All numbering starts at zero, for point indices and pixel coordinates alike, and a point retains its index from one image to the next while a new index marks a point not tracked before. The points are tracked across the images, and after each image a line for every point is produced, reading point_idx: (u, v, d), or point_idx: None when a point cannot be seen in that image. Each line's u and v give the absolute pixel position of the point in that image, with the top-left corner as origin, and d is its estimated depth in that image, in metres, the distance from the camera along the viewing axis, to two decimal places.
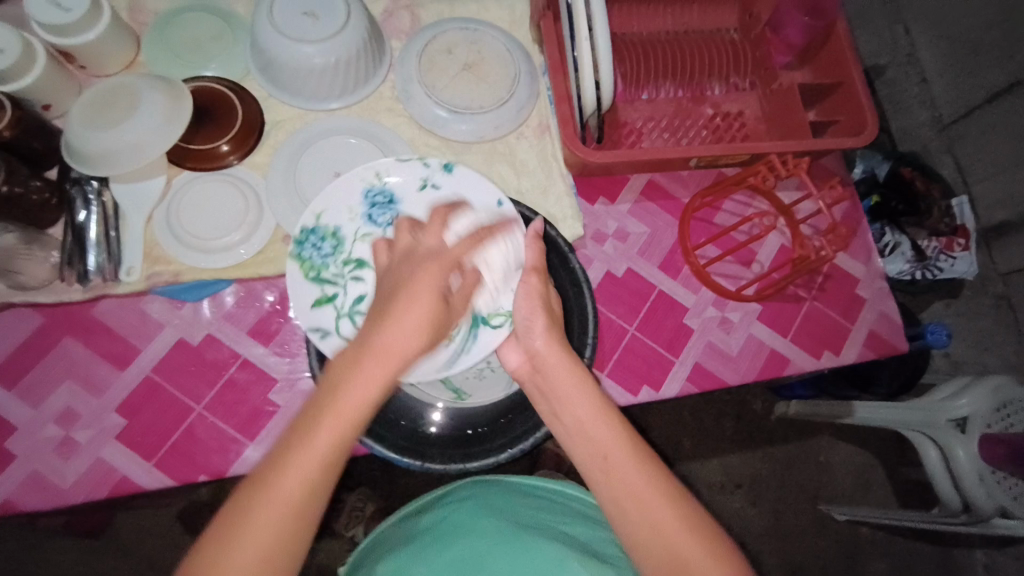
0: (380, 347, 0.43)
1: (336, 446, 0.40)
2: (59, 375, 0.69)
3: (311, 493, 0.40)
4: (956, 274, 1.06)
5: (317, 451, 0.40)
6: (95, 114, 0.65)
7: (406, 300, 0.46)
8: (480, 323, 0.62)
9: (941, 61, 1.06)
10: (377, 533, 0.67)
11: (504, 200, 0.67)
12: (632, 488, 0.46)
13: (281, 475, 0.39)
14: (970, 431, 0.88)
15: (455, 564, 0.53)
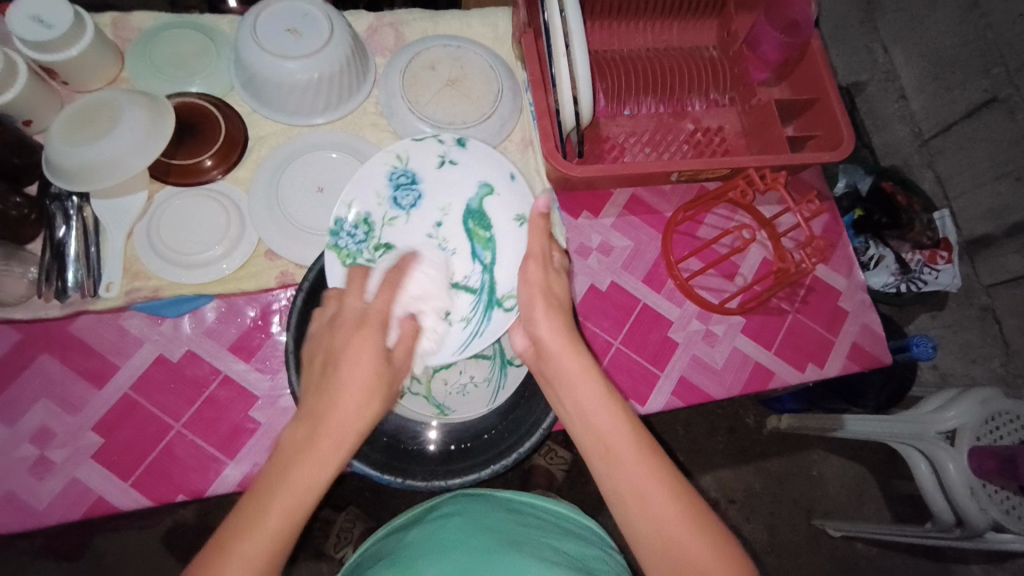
0: (342, 402, 0.45)
1: (304, 500, 0.41)
2: (35, 393, 0.68)
3: (281, 542, 0.40)
4: (940, 286, 1.07)
5: (294, 494, 0.41)
6: (74, 130, 0.65)
7: (351, 353, 0.47)
8: (495, 305, 0.69)
9: (918, 78, 1.08)
10: (362, 551, 0.65)
11: (511, 176, 0.72)
12: (632, 474, 0.45)
13: (260, 517, 0.40)
14: (958, 443, 0.89)
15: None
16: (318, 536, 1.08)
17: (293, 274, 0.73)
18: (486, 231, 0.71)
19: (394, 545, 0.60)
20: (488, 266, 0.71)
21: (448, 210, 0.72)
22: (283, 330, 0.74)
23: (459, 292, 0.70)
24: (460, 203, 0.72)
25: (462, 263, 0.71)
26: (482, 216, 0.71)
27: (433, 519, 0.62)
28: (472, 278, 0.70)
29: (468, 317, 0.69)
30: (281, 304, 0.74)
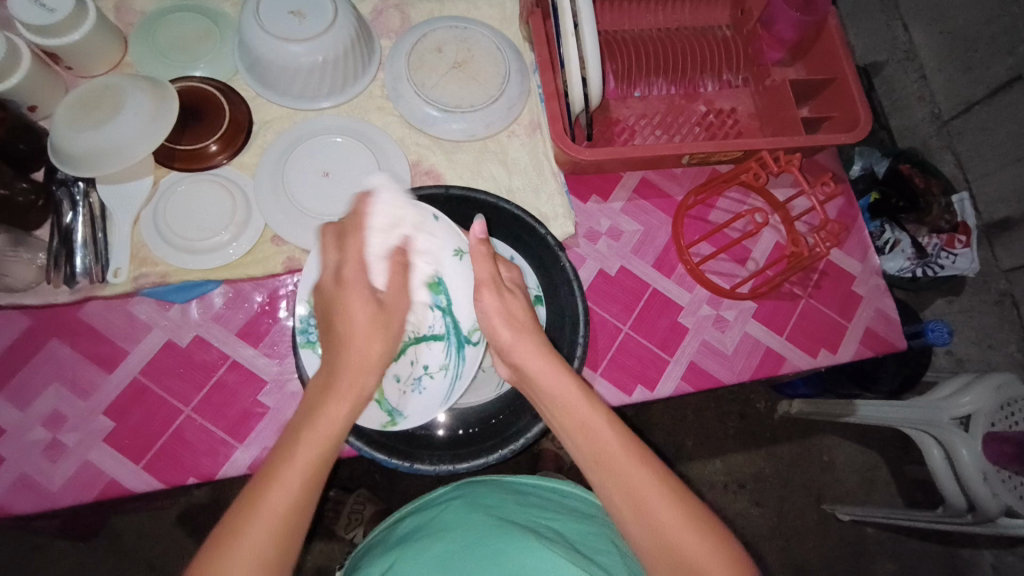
0: (351, 350, 0.48)
1: (324, 443, 0.43)
2: (47, 378, 0.68)
3: (309, 480, 0.42)
4: (958, 271, 1.05)
5: (300, 461, 0.42)
6: (79, 115, 0.65)
7: (351, 303, 0.48)
8: (463, 342, 0.62)
9: (939, 57, 1.05)
10: (371, 538, 0.67)
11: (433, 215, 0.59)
12: (633, 487, 0.45)
13: (269, 485, 0.41)
14: (972, 430, 0.87)
15: (439, 559, 0.53)
16: (328, 518, 1.09)
17: (299, 260, 0.73)
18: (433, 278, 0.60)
19: (399, 532, 0.62)
20: (446, 308, 0.61)
21: None
22: (291, 315, 0.74)
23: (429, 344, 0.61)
24: None
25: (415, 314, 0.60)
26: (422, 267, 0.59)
27: (436, 503, 0.64)
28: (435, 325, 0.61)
29: (445, 364, 0.61)
30: (288, 290, 0.74)
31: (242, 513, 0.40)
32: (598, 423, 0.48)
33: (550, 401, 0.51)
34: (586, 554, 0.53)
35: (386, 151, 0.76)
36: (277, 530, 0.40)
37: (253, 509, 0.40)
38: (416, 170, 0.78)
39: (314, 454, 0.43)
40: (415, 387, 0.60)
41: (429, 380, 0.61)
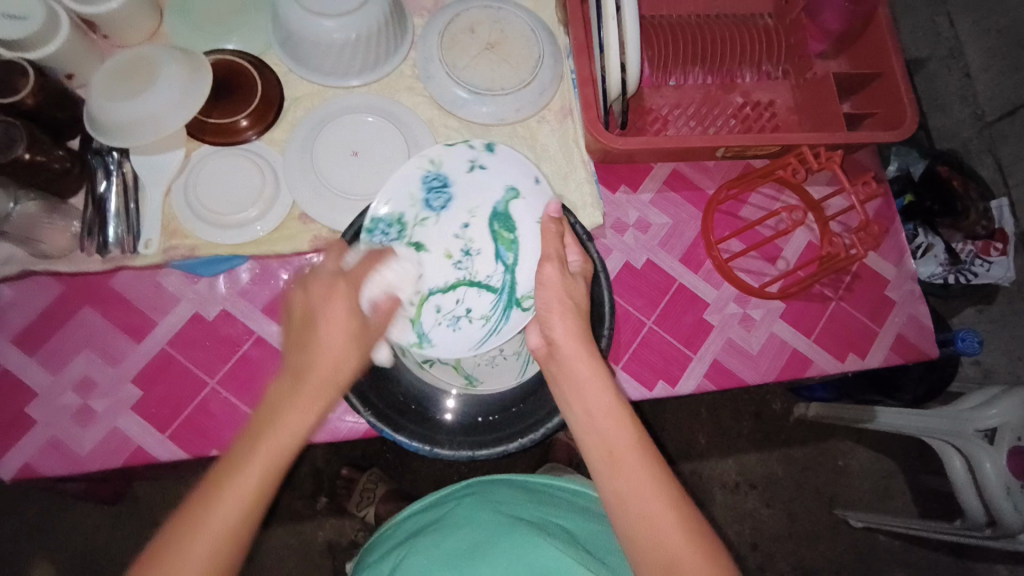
0: (324, 364, 0.47)
1: (281, 452, 0.44)
2: (77, 345, 0.70)
3: (258, 488, 0.42)
4: (990, 279, 1.01)
5: (250, 477, 0.42)
6: (113, 85, 0.65)
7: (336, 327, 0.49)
8: (514, 305, 0.67)
9: (987, 55, 1.00)
10: (383, 529, 0.68)
11: (536, 180, 0.69)
12: (636, 487, 0.45)
13: (217, 502, 0.41)
14: (998, 443, 0.85)
15: (450, 556, 0.54)
16: (341, 494, 1.11)
17: (326, 239, 0.73)
18: (510, 234, 0.69)
19: (411, 528, 0.62)
20: (511, 266, 0.69)
21: (473, 212, 0.69)
22: None
23: (481, 291, 0.68)
24: (486, 206, 0.69)
25: (484, 262, 0.69)
26: (506, 219, 0.69)
27: (449, 498, 0.64)
28: (493, 277, 0.68)
29: (487, 315, 0.68)
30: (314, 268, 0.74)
31: (196, 513, 0.41)
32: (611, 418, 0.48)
33: (571, 390, 0.51)
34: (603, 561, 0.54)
35: (416, 133, 0.75)
36: (226, 543, 0.41)
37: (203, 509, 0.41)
38: None
39: (265, 465, 0.43)
40: (450, 322, 0.67)
41: (467, 323, 0.68)
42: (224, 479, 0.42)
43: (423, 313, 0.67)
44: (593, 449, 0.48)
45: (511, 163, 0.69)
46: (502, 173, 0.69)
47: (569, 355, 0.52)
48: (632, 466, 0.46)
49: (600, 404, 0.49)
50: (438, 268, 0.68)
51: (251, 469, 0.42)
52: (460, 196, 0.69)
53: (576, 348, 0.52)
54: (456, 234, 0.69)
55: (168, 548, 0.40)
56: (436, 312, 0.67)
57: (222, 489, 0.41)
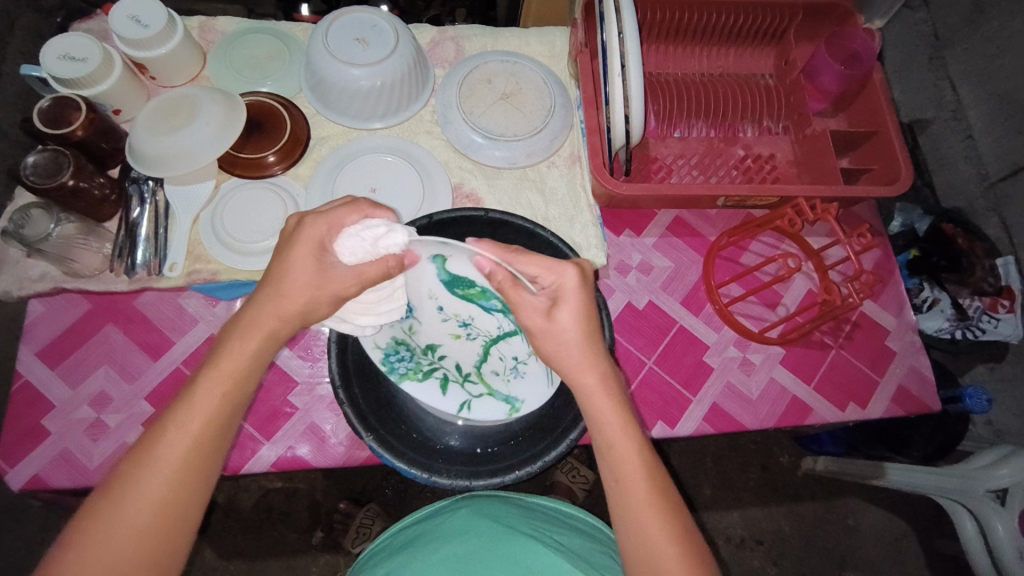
0: (272, 310, 0.50)
1: (228, 381, 0.47)
2: (97, 360, 0.73)
3: (213, 417, 0.46)
4: (1000, 336, 0.99)
5: (203, 405, 0.46)
6: (157, 120, 0.71)
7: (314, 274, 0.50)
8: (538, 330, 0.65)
9: (988, 119, 1.02)
10: (370, 549, 0.67)
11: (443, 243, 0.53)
12: (641, 512, 0.47)
13: (167, 435, 0.44)
14: (1009, 505, 0.83)
15: (445, 565, 0.54)
16: (337, 529, 1.10)
17: None
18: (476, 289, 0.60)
19: (402, 540, 0.62)
20: (504, 309, 0.63)
21: (433, 294, 0.61)
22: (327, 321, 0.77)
23: (511, 338, 0.65)
24: (432, 284, 0.59)
25: (486, 322, 0.64)
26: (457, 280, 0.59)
27: (438, 512, 0.64)
28: (505, 324, 0.64)
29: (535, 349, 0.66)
30: None
31: (150, 444, 0.44)
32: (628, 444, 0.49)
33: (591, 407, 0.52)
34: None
35: (431, 172, 0.79)
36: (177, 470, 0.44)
37: (151, 458, 0.44)
38: (458, 193, 0.81)
39: (215, 405, 0.46)
40: (514, 370, 0.66)
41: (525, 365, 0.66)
42: (180, 411, 0.46)
43: (480, 382, 0.67)
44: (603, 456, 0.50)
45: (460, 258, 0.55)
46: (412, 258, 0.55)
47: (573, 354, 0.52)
48: (630, 477, 0.49)
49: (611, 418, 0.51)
50: (464, 349, 0.66)
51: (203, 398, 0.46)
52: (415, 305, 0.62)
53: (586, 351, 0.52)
54: (442, 318, 0.63)
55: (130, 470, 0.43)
56: (496, 375, 0.66)
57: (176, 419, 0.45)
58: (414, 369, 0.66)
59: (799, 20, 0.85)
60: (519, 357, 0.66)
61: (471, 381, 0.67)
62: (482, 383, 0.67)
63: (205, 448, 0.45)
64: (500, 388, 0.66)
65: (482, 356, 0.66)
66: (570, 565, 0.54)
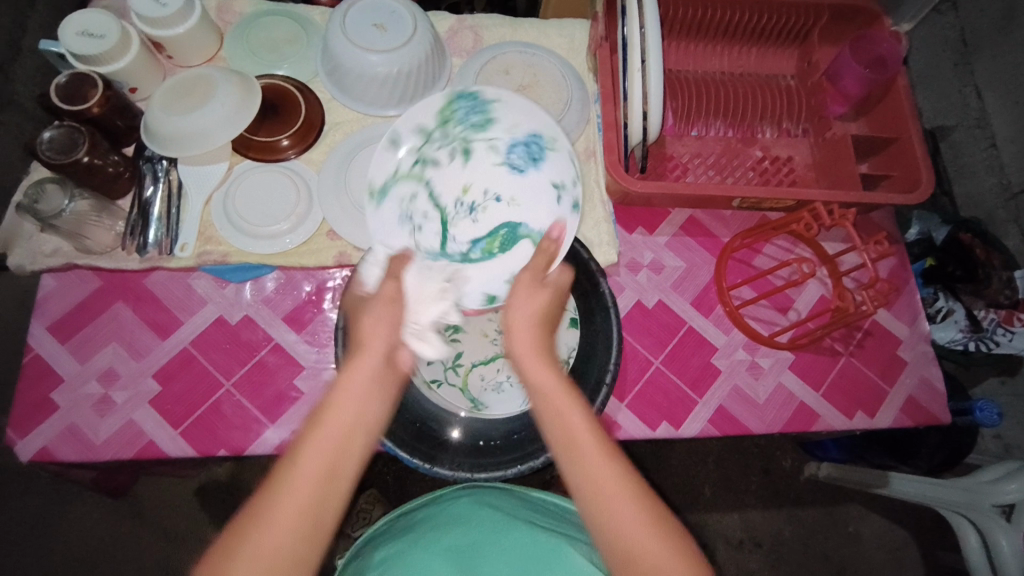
0: (370, 353, 0.49)
1: (365, 389, 0.47)
2: (106, 337, 0.73)
3: (354, 428, 0.45)
4: (1013, 351, 0.97)
5: (344, 416, 0.45)
6: (173, 100, 0.71)
7: (376, 307, 0.52)
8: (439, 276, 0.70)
9: (1013, 127, 1.00)
10: (373, 529, 0.67)
11: None
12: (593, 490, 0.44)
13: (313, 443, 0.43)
14: (1014, 520, 0.82)
15: (453, 553, 0.54)
16: None
17: (350, 256, 0.76)
18: (495, 249, 0.72)
19: (404, 525, 0.62)
20: (465, 258, 0.72)
21: (512, 199, 0.73)
22: (334, 308, 0.77)
23: (433, 240, 0.72)
24: (519, 211, 0.73)
25: (465, 229, 0.73)
26: (510, 241, 0.72)
27: (442, 499, 0.64)
28: (453, 249, 0.72)
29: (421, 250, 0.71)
30: (335, 283, 0.78)
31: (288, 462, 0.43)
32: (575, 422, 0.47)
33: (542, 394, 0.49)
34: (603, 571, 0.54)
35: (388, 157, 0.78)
36: (323, 474, 0.43)
37: (270, 507, 0.41)
38: None
39: (355, 415, 0.46)
40: (495, 387, 0.71)
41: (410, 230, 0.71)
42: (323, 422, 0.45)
43: (401, 184, 0.71)
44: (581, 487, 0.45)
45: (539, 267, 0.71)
46: (546, 211, 0.72)
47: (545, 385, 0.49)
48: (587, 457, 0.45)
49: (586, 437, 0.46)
50: (457, 186, 0.74)
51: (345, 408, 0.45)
52: (527, 180, 0.73)
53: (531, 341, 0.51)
54: (485, 193, 0.73)
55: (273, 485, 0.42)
56: (407, 199, 0.72)
57: (318, 432, 0.44)
58: (475, 123, 0.72)
59: (824, 21, 0.84)
60: (418, 231, 0.71)
61: (416, 167, 0.72)
62: (409, 173, 0.72)
63: (348, 453, 0.44)
64: (397, 188, 0.71)
65: (432, 195, 0.72)
66: (576, 557, 0.54)
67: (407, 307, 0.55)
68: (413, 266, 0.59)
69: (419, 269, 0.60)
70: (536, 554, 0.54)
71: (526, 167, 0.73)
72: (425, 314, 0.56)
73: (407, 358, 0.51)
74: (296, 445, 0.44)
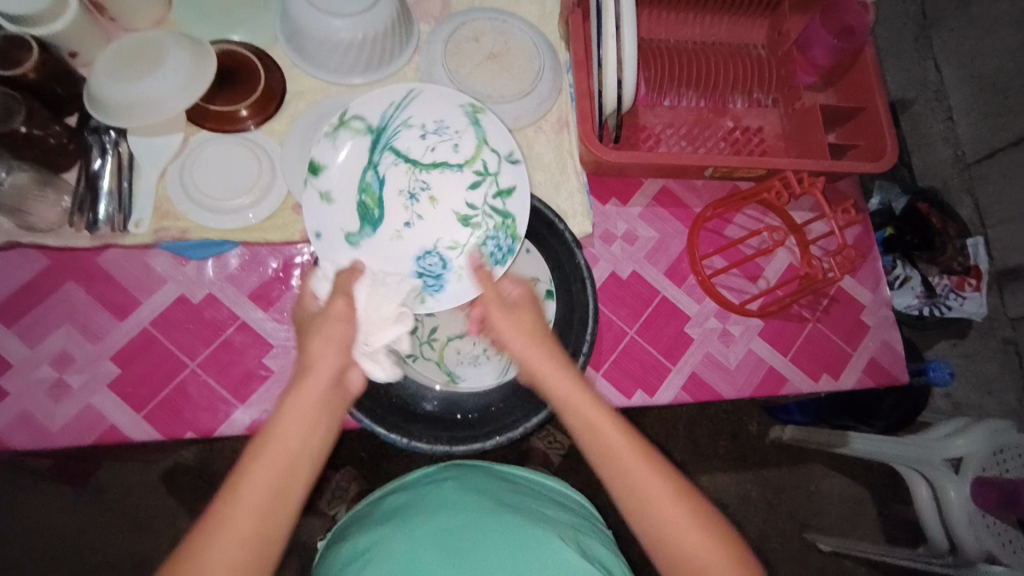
0: (313, 381, 0.51)
1: (307, 403, 0.49)
2: (57, 319, 0.69)
3: (296, 450, 0.47)
4: (965, 314, 1.02)
5: (290, 437, 0.47)
6: (120, 65, 0.66)
7: (326, 329, 0.54)
8: (370, 136, 0.70)
9: (968, 100, 1.03)
10: (355, 512, 0.67)
11: (316, 233, 0.66)
12: (629, 481, 0.48)
13: (245, 475, 0.45)
14: (962, 472, 0.86)
15: (434, 540, 0.53)
16: None
17: None
18: (366, 189, 0.71)
19: (386, 510, 0.61)
20: (372, 164, 0.71)
21: (397, 237, 0.72)
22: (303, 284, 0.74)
23: (397, 137, 0.71)
24: (387, 228, 0.71)
25: (398, 178, 0.72)
26: (361, 207, 0.70)
27: (423, 483, 0.64)
28: (388, 159, 0.72)
29: (405, 123, 0.71)
30: (302, 259, 0.75)
31: (226, 497, 0.44)
32: (599, 417, 0.51)
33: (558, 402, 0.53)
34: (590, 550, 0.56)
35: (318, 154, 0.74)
36: (263, 501, 0.44)
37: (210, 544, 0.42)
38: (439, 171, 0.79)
39: (300, 437, 0.48)
40: (473, 360, 0.69)
41: (424, 124, 0.72)
42: (260, 450, 0.46)
43: (468, 148, 0.72)
44: (622, 502, 0.49)
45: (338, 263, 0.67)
46: (379, 260, 0.69)
47: (551, 369, 0.55)
48: (608, 430, 0.50)
49: (603, 423, 0.51)
50: (446, 194, 0.73)
51: (286, 429, 0.47)
52: (404, 258, 0.71)
53: (532, 345, 0.56)
54: (405, 220, 0.72)
55: (210, 524, 0.43)
56: (451, 144, 0.72)
57: (256, 461, 0.45)
58: (484, 244, 0.70)
59: None
60: (422, 128, 0.71)
61: (478, 166, 0.72)
62: (476, 155, 0.72)
63: (292, 471, 0.46)
64: (468, 132, 0.72)
65: (443, 166, 0.73)
66: (557, 539, 0.54)
67: (358, 327, 0.56)
68: (364, 277, 0.60)
69: (373, 283, 0.60)
70: (514, 534, 0.53)
71: (421, 265, 0.70)
72: (379, 335, 0.56)
73: (356, 379, 0.54)
74: (235, 474, 0.45)
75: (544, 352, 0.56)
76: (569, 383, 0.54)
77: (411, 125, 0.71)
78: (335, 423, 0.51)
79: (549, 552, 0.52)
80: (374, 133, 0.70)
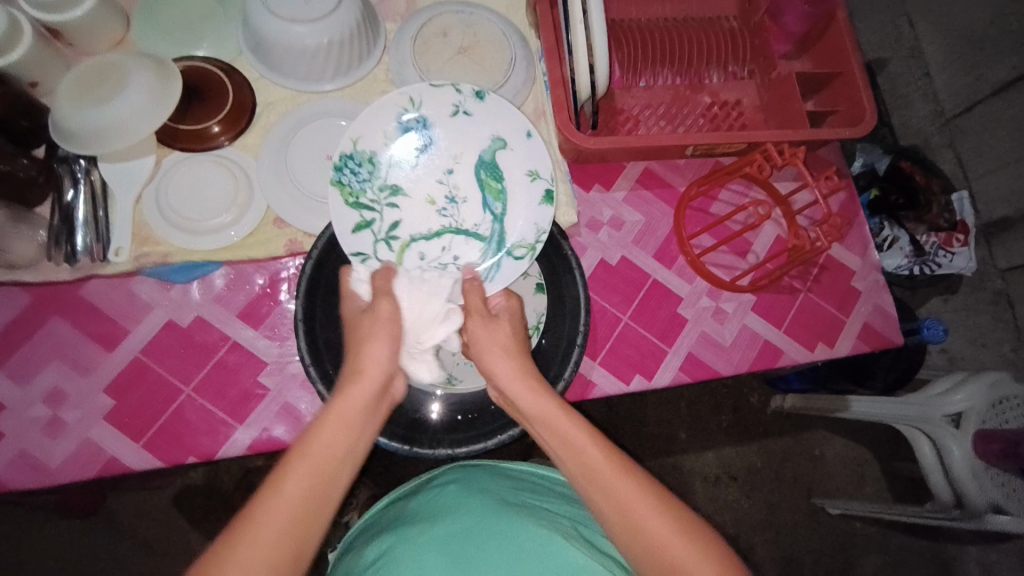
0: (362, 379, 0.52)
1: (360, 395, 0.51)
2: (46, 356, 0.69)
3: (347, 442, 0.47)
4: (954, 270, 1.03)
5: (340, 427, 0.48)
6: (82, 93, 0.64)
7: (371, 324, 0.56)
8: (504, 251, 0.70)
9: (943, 54, 1.02)
10: (366, 519, 0.67)
11: (528, 133, 0.72)
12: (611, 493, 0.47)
13: (305, 454, 0.45)
14: (962, 427, 0.86)
15: (441, 547, 0.53)
16: None
17: (301, 243, 0.72)
18: (498, 183, 0.73)
19: (394, 517, 0.61)
20: (496, 216, 0.72)
21: (460, 158, 0.73)
22: (292, 298, 0.74)
23: (469, 240, 0.72)
24: (470, 155, 0.73)
25: (472, 211, 0.73)
26: (494, 168, 0.73)
27: (431, 487, 0.64)
28: (481, 226, 0.72)
29: (474, 261, 0.71)
30: (289, 272, 0.74)
31: (275, 480, 0.43)
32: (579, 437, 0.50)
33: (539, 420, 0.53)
34: (593, 542, 0.55)
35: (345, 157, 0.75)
36: (318, 481, 0.44)
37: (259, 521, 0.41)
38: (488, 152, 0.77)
39: (348, 427, 0.48)
40: (469, 360, 0.68)
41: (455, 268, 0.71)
42: (308, 436, 0.47)
43: (404, 258, 0.71)
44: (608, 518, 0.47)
45: (506, 110, 0.72)
46: (454, 148, 0.73)
47: (549, 421, 0.52)
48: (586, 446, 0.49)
49: (641, 510, 0.45)
50: (421, 213, 0.73)
51: (336, 419, 0.48)
52: (443, 139, 0.73)
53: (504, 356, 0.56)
54: (439, 181, 0.73)
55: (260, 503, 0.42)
56: (420, 259, 0.71)
57: (309, 449, 0.45)
58: (371, 174, 0.71)
59: None
60: (455, 257, 0.71)
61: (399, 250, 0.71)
62: (400, 251, 0.71)
63: (340, 464, 0.46)
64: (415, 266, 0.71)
65: (427, 235, 0.72)
66: (563, 540, 0.53)
67: (406, 328, 0.59)
68: (403, 278, 0.62)
69: (410, 279, 0.63)
70: (520, 537, 0.53)
71: (421, 128, 0.72)
72: (429, 335, 0.60)
73: (403, 386, 0.57)
74: (288, 456, 0.45)
75: (533, 390, 0.54)
76: (552, 410, 0.52)
77: (459, 259, 0.71)
78: (376, 428, 0.51)
79: (556, 553, 0.51)
80: (488, 238, 0.71)
